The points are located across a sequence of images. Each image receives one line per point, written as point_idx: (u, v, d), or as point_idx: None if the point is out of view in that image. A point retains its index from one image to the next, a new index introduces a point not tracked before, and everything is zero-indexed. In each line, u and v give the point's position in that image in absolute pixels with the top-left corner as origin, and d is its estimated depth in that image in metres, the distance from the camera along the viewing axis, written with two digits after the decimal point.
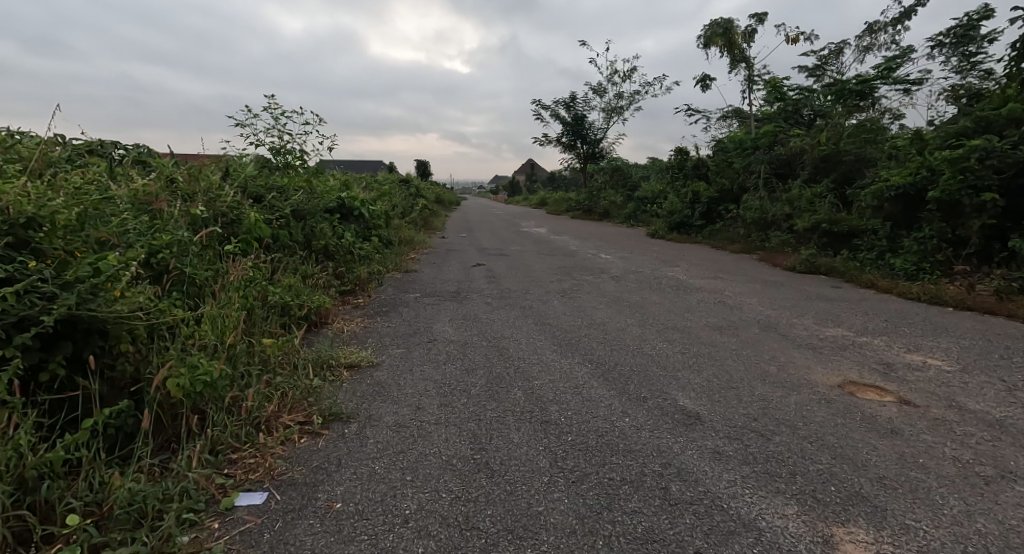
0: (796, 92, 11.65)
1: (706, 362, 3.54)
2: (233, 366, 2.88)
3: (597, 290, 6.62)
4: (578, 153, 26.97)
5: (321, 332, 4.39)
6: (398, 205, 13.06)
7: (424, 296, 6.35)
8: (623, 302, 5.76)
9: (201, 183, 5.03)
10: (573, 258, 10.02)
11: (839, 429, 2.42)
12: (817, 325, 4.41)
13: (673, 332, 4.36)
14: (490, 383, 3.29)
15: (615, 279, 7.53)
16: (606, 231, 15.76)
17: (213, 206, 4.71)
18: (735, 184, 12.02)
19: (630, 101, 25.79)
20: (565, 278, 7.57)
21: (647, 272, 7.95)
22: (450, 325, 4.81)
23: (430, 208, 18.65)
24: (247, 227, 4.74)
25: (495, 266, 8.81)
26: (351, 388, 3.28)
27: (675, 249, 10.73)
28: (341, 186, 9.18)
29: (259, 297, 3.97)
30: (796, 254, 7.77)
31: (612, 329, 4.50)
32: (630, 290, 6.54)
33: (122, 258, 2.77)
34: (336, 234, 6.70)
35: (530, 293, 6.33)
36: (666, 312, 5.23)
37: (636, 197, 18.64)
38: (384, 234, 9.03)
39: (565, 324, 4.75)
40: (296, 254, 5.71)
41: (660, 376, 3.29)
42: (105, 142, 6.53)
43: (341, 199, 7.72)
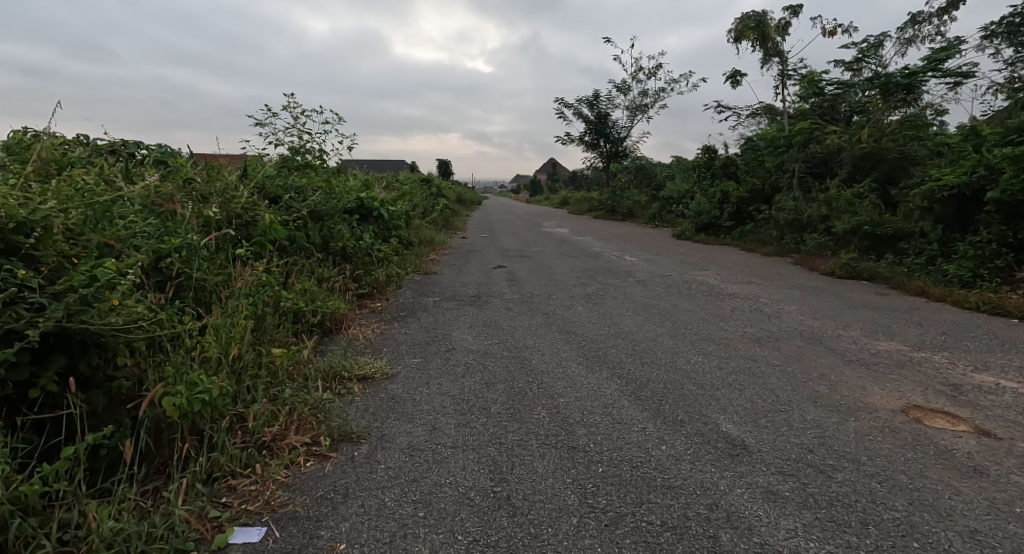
0: (832, 87, 11.16)
1: (748, 379, 3.24)
2: (238, 381, 2.69)
3: (623, 295, 6.33)
4: (601, 152, 26.57)
5: (336, 340, 4.20)
6: (419, 205, 12.91)
7: (443, 300, 6.14)
8: (651, 309, 5.46)
9: (217, 184, 4.90)
10: (597, 260, 9.72)
11: (912, 467, 2.13)
12: (867, 338, 4.07)
13: (708, 344, 4.06)
14: (511, 400, 3.05)
15: (642, 283, 7.21)
16: (630, 232, 15.38)
17: (228, 206, 4.56)
18: (766, 183, 11.57)
19: (655, 99, 25.33)
20: (590, 282, 7.28)
21: (675, 276, 7.62)
22: (470, 333, 4.58)
23: (451, 208, 18.50)
24: (262, 229, 4.57)
25: (517, 268, 8.57)
26: (363, 404, 3.07)
27: (703, 252, 10.34)
28: (361, 185, 9.05)
29: (271, 303, 3.80)
30: (835, 258, 7.35)
31: (641, 340, 4.22)
32: (658, 296, 6.24)
33: (122, 265, 2.58)
34: (355, 235, 6.53)
35: (554, 298, 6.07)
36: (699, 320, 4.92)
37: (661, 197, 18.21)
38: (404, 235, 8.87)
39: (591, 333, 4.48)
40: (312, 257, 5.55)
41: (699, 395, 3.01)
42: (126, 143, 6.49)
43: (361, 200, 7.57)
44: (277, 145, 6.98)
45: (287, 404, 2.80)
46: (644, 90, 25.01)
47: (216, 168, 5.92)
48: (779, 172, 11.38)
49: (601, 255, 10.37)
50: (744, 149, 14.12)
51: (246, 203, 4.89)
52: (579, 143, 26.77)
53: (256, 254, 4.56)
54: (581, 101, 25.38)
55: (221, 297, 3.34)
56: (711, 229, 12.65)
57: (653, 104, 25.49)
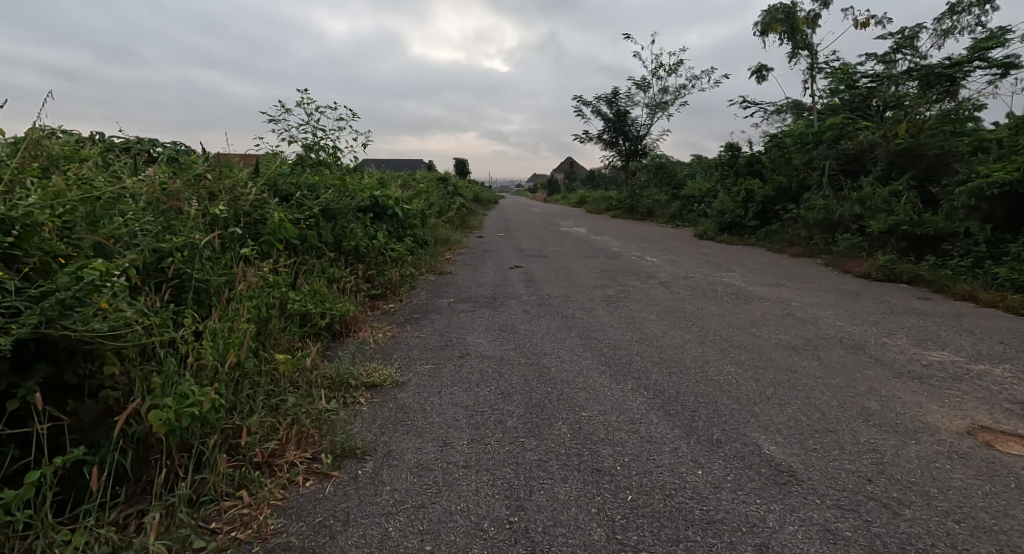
0: (865, 80, 10.71)
1: (790, 392, 2.97)
2: (235, 391, 2.49)
3: (646, 297, 6.05)
4: (619, 151, 26.17)
5: (345, 345, 4.01)
6: (434, 204, 12.72)
7: (458, 302, 5.93)
8: (677, 313, 5.19)
9: (226, 180, 4.75)
10: (617, 260, 9.43)
11: (993, 503, 1.86)
12: (916, 347, 3.77)
13: (741, 352, 3.79)
14: (529, 413, 2.82)
15: (665, 285, 6.92)
16: (649, 231, 15.05)
17: (237, 204, 4.38)
18: (793, 181, 11.17)
19: (676, 96, 24.87)
20: (611, 283, 7.02)
21: (699, 278, 7.31)
22: (486, 337, 4.37)
23: (467, 207, 18.32)
24: (272, 227, 4.40)
25: (534, 269, 8.32)
26: (370, 415, 2.86)
27: (727, 252, 9.99)
28: (376, 184, 8.88)
29: (277, 306, 3.62)
30: (871, 260, 6.98)
31: (668, 347, 3.96)
32: (683, 298, 5.96)
33: (112, 266, 2.39)
34: (369, 234, 6.36)
35: (573, 300, 5.83)
36: (729, 325, 4.63)
37: (682, 196, 17.82)
38: (419, 234, 8.69)
39: (613, 338, 4.23)
40: (324, 257, 5.38)
41: (735, 410, 2.74)
42: (139, 140, 6.41)
43: (375, 198, 7.40)
44: (290, 142, 6.84)
45: (288, 415, 2.60)
46: (664, 87, 24.59)
47: (228, 165, 5.78)
48: (807, 170, 10.96)
49: (621, 255, 10.08)
50: (769, 146, 13.69)
51: (256, 201, 4.73)
52: (597, 141, 26.41)
53: (265, 253, 4.39)
54: (600, 98, 25.02)
55: (224, 298, 3.16)
56: (735, 229, 12.26)
57: (673, 101, 25.04)
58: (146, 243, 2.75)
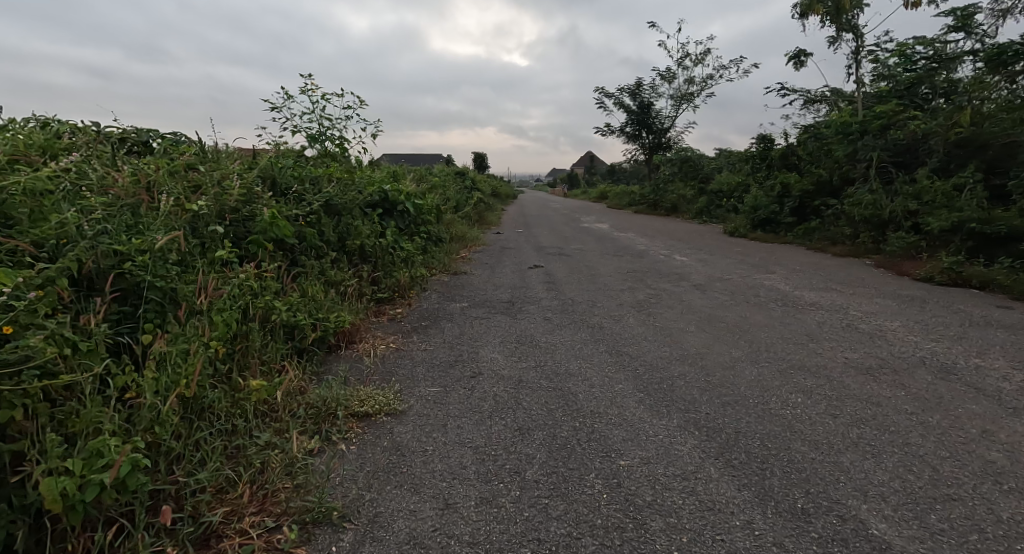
0: (916, 64, 9.86)
1: (883, 436, 2.36)
2: (183, 433, 1.98)
3: (680, 303, 5.44)
4: (642, 144, 25.36)
5: (341, 362, 3.49)
6: (451, 199, 12.19)
7: (472, 307, 5.40)
8: (718, 322, 4.59)
9: (214, 174, 4.27)
10: (644, 259, 8.81)
11: None
12: (1019, 372, 3.14)
13: (806, 375, 3.18)
14: (553, 461, 2.27)
15: (700, 288, 6.30)
16: (675, 228, 14.34)
17: (224, 198, 3.86)
18: (835, 174, 10.40)
19: (702, 87, 24.00)
20: (640, 286, 6.42)
21: (737, 281, 6.67)
22: (502, 352, 3.82)
23: (485, 202, 17.76)
24: (262, 225, 3.89)
25: (555, 269, 7.75)
26: (359, 459, 2.34)
27: (762, 252, 9.29)
28: (387, 177, 8.37)
29: (258, 318, 3.11)
30: (933, 262, 6.28)
31: (715, 367, 3.37)
32: (722, 305, 5.34)
33: (22, 281, 1.89)
34: (377, 232, 5.85)
35: (599, 306, 5.25)
36: (783, 339, 4.02)
37: (709, 191, 17.03)
38: (433, 231, 8.18)
39: (650, 355, 3.65)
40: (324, 257, 4.87)
41: (817, 463, 2.15)
42: (134, 130, 5.99)
43: (385, 192, 6.89)
44: (295, 133, 6.35)
45: (253, 467, 2.08)
46: (690, 78, 23.71)
47: (221, 157, 5.30)
48: (851, 162, 10.17)
49: (647, 254, 9.44)
50: (806, 137, 12.86)
51: (246, 195, 4.24)
52: (619, 134, 25.64)
53: (251, 254, 3.88)
54: (623, 90, 24.23)
55: (185, 311, 2.64)
56: (769, 226, 11.53)
57: (699, 92, 24.14)
58: (72, 254, 2.26)
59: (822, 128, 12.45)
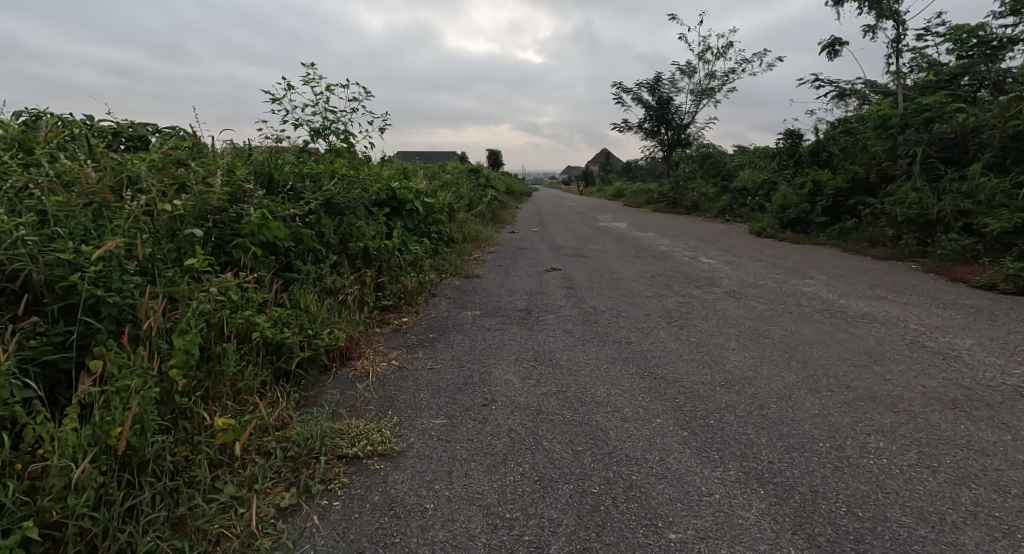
0: (964, 52, 9.18)
1: (1006, 502, 1.86)
2: (112, 500, 1.55)
3: (714, 313, 4.94)
4: (661, 141, 24.71)
5: (334, 385, 3.04)
6: (464, 197, 11.74)
7: (484, 316, 4.95)
8: (761, 337, 4.09)
9: (200, 170, 3.84)
10: (669, 261, 8.29)
11: None
12: None
13: (881, 410, 2.68)
14: (584, 531, 1.80)
15: (734, 296, 5.79)
16: (697, 227, 13.77)
17: (205, 195, 3.41)
18: (872, 172, 9.99)
19: (723, 82, 23.31)
20: (667, 292, 5.93)
21: (773, 288, 6.13)
22: (518, 373, 3.36)
23: (499, 200, 17.27)
24: (247, 227, 3.42)
25: (574, 272, 7.27)
26: (341, 522, 1.87)
27: (795, 254, 8.72)
28: (396, 175, 7.93)
29: (235, 338, 2.67)
30: (993, 268, 5.70)
31: (768, 397, 2.88)
32: (762, 315, 4.82)
33: None
34: (383, 233, 5.42)
35: (625, 316, 4.77)
36: (840, 359, 3.51)
37: (732, 188, 16.38)
38: (445, 231, 7.75)
39: (689, 380, 3.17)
40: (321, 263, 4.44)
41: (931, 544, 1.66)
42: (129, 124, 5.63)
43: (393, 190, 6.45)
44: (297, 128, 5.93)
45: (205, 540, 1.64)
46: (711, 72, 23.01)
47: (214, 153, 4.87)
48: (889, 158, 9.61)
49: (672, 256, 8.92)
50: (838, 132, 12.20)
51: (232, 193, 3.80)
52: (637, 130, 25.00)
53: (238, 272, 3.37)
54: (642, 85, 23.60)
55: (128, 338, 2.17)
56: (799, 225, 11.01)
57: (719, 87, 23.44)
58: None
59: (855, 122, 11.78)
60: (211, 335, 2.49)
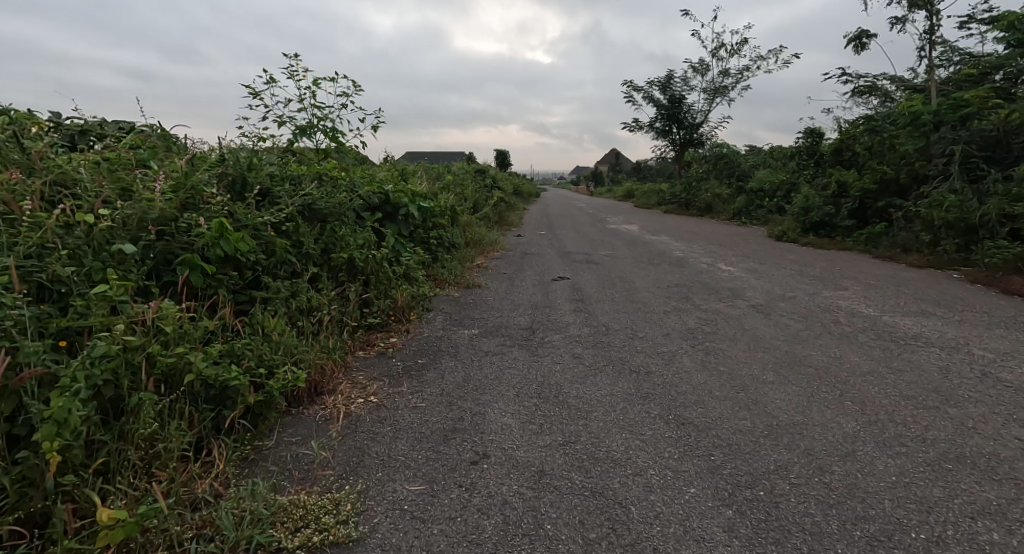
0: (1005, 42, 8.53)
1: None
2: None
3: (743, 333, 4.37)
4: (672, 141, 24.09)
5: (292, 437, 2.52)
6: (468, 199, 11.19)
7: (484, 335, 4.42)
8: (803, 365, 3.52)
9: (152, 174, 3.32)
10: (686, 269, 7.71)
11: None
12: None
13: (978, 477, 2.11)
14: None
15: (762, 311, 5.23)
16: (713, 230, 13.15)
17: (144, 203, 2.88)
18: (902, 172, 9.37)
19: (737, 80, 22.72)
20: (688, 307, 5.37)
21: (805, 302, 5.55)
22: (517, 416, 2.82)
23: (506, 201, 16.71)
24: (194, 240, 2.89)
25: (584, 281, 6.72)
26: None
27: (822, 262, 8.12)
28: (394, 177, 7.42)
29: (160, 387, 2.15)
30: None
31: (827, 454, 2.32)
32: (799, 337, 4.25)
33: None
34: (373, 241, 4.90)
35: (642, 337, 4.22)
36: (903, 397, 2.94)
37: (748, 189, 15.74)
38: (445, 236, 7.23)
39: (725, 427, 2.61)
40: (294, 279, 3.91)
41: None
42: (98, 122, 5.14)
43: (386, 193, 5.94)
44: (281, 126, 5.42)
45: None
46: (725, 70, 22.44)
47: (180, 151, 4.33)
48: (922, 158, 8.98)
49: (688, 263, 8.34)
50: (863, 131, 11.55)
51: (188, 199, 3.29)
52: (647, 130, 24.37)
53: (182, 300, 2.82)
54: (653, 83, 22.98)
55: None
56: (823, 229, 10.48)
57: (733, 84, 22.77)
58: None
59: (882, 120, 11.15)
60: (113, 391, 1.93)
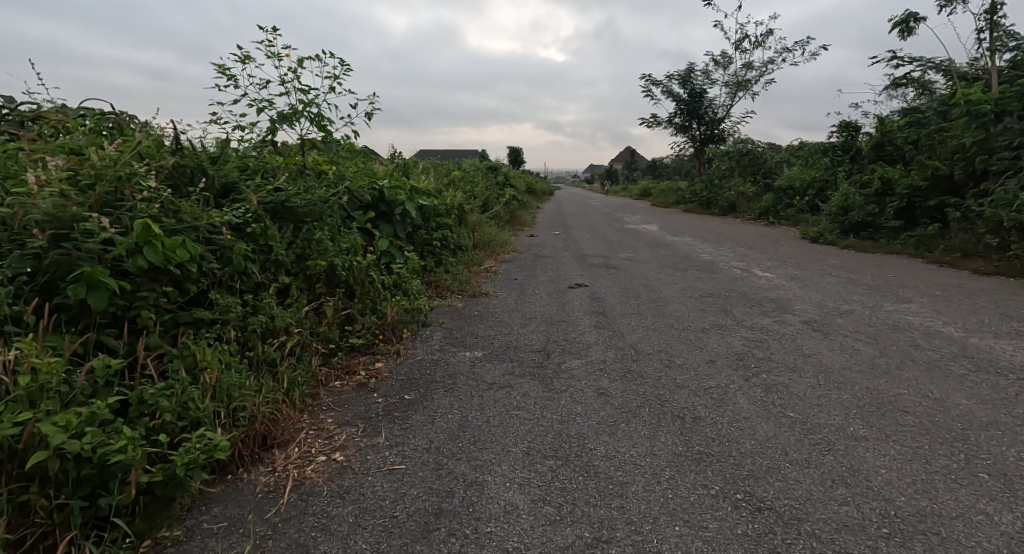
0: None
1: None
2: None
3: (804, 360, 3.60)
4: (692, 137, 23.17)
5: (210, 528, 1.81)
6: (478, 197, 10.44)
7: (489, 359, 3.69)
8: (897, 411, 2.74)
9: (63, 166, 2.62)
10: (719, 276, 6.89)
11: None
12: None
13: None
14: None
15: (818, 330, 4.44)
16: (740, 230, 12.25)
17: (25, 203, 2.21)
18: (957, 168, 8.48)
19: (761, 73, 21.77)
20: (729, 323, 4.57)
21: (868, 319, 4.76)
22: (528, 491, 2.07)
23: (518, 199, 15.90)
24: (96, 248, 2.18)
25: (606, 289, 5.96)
26: None
27: (871, 268, 7.26)
28: (394, 172, 6.70)
29: None
30: None
31: None
32: (876, 367, 3.46)
33: None
34: (359, 246, 4.18)
35: (682, 366, 3.46)
36: None
37: (776, 187, 14.81)
38: (450, 238, 6.51)
39: (822, 518, 1.86)
40: (256, 294, 3.20)
41: None
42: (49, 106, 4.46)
43: (381, 190, 5.22)
44: (260, 112, 4.66)
45: None
46: (748, 63, 21.50)
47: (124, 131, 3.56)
48: (983, 153, 8.08)
49: (719, 268, 7.51)
50: (907, 124, 10.62)
51: (107, 197, 2.57)
52: (666, 125, 23.46)
53: (80, 330, 2.13)
54: (672, 76, 22.03)
55: None
56: (865, 230, 9.60)
57: (757, 78, 21.80)
58: None
59: (929, 112, 10.22)
60: None
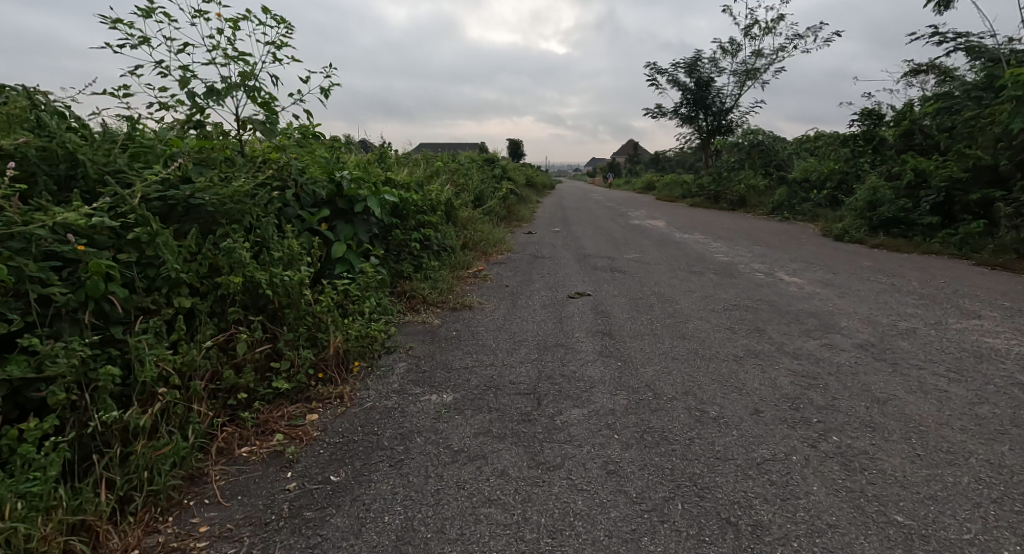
0: None
1: None
2: None
3: (881, 410, 2.67)
4: (698, 128, 22.17)
5: None
6: (469, 191, 9.49)
7: (459, 407, 2.76)
8: None
9: None
10: (741, 282, 5.97)
11: None
12: None
13: None
14: None
15: (881, 357, 3.52)
16: (755, 227, 11.31)
17: None
18: (1005, 158, 7.54)
19: (771, 62, 20.74)
20: (767, 349, 3.64)
21: (939, 342, 3.83)
22: None
23: (516, 192, 14.97)
24: None
25: (612, 299, 5.03)
26: None
27: (915, 272, 6.33)
28: (365, 161, 5.77)
29: None
30: None
31: None
32: (984, 423, 2.53)
33: None
34: (299, 255, 3.24)
35: (720, 422, 2.53)
36: None
37: (790, 180, 13.82)
38: (429, 238, 5.57)
39: None
40: (129, 328, 2.27)
41: None
42: None
43: (339, 183, 4.27)
44: (182, 84, 3.71)
45: None
46: (757, 50, 20.47)
47: None
48: None
49: (740, 272, 6.56)
50: (941, 109, 9.65)
51: None
52: (671, 116, 22.45)
53: None
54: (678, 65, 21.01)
55: None
56: (897, 226, 8.65)
57: (767, 66, 20.79)
58: None
59: (966, 96, 9.24)
60: None
